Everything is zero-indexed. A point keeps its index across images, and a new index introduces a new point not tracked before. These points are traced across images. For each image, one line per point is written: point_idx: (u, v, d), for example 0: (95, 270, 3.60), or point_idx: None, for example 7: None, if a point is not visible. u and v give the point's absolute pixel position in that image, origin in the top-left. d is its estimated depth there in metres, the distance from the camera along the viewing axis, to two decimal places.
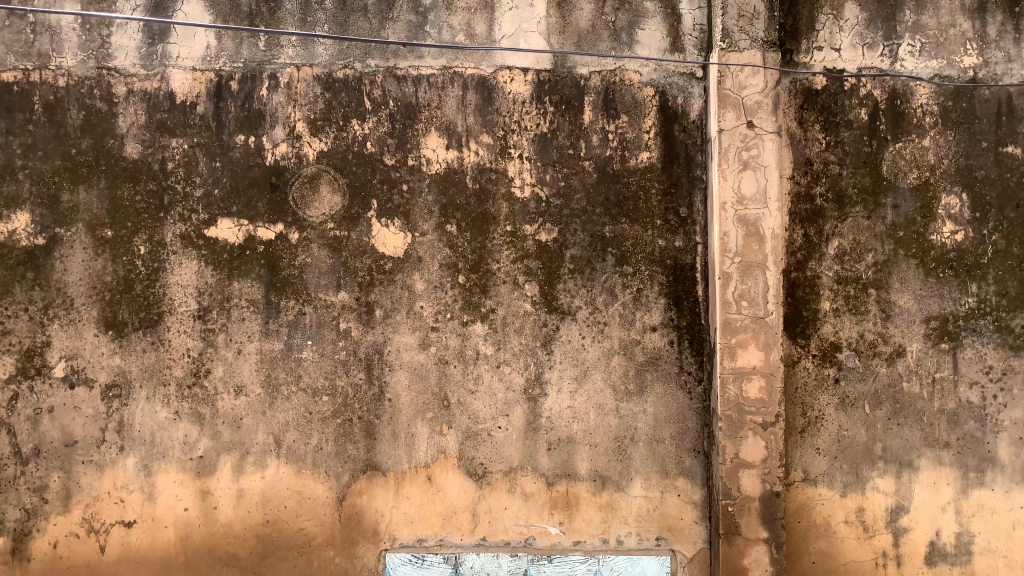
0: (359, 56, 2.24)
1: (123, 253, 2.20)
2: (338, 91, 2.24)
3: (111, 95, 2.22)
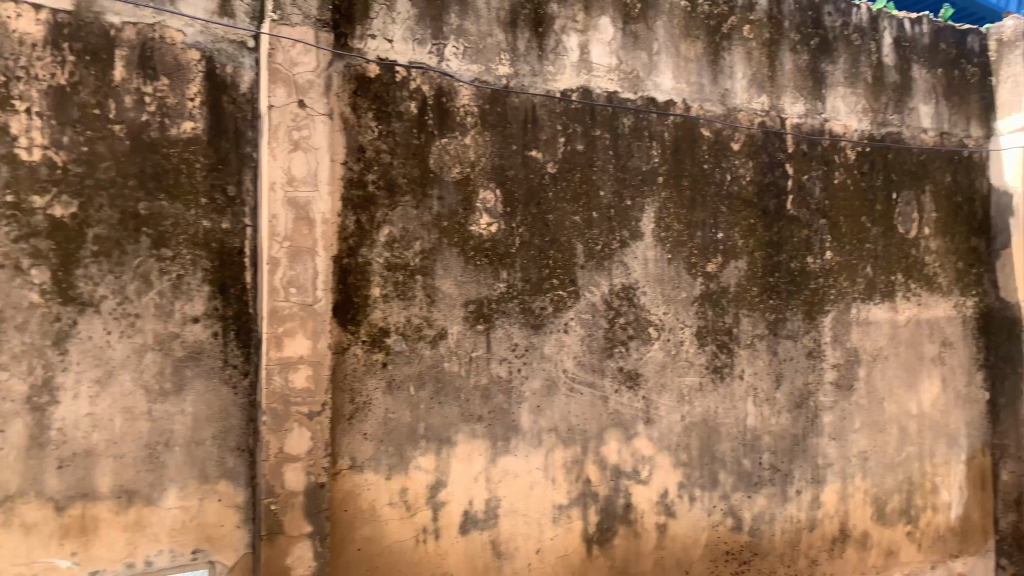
0: (706, 112, 2.78)
1: (564, 231, 2.58)
2: (682, 148, 2.78)
3: (514, 46, 2.54)
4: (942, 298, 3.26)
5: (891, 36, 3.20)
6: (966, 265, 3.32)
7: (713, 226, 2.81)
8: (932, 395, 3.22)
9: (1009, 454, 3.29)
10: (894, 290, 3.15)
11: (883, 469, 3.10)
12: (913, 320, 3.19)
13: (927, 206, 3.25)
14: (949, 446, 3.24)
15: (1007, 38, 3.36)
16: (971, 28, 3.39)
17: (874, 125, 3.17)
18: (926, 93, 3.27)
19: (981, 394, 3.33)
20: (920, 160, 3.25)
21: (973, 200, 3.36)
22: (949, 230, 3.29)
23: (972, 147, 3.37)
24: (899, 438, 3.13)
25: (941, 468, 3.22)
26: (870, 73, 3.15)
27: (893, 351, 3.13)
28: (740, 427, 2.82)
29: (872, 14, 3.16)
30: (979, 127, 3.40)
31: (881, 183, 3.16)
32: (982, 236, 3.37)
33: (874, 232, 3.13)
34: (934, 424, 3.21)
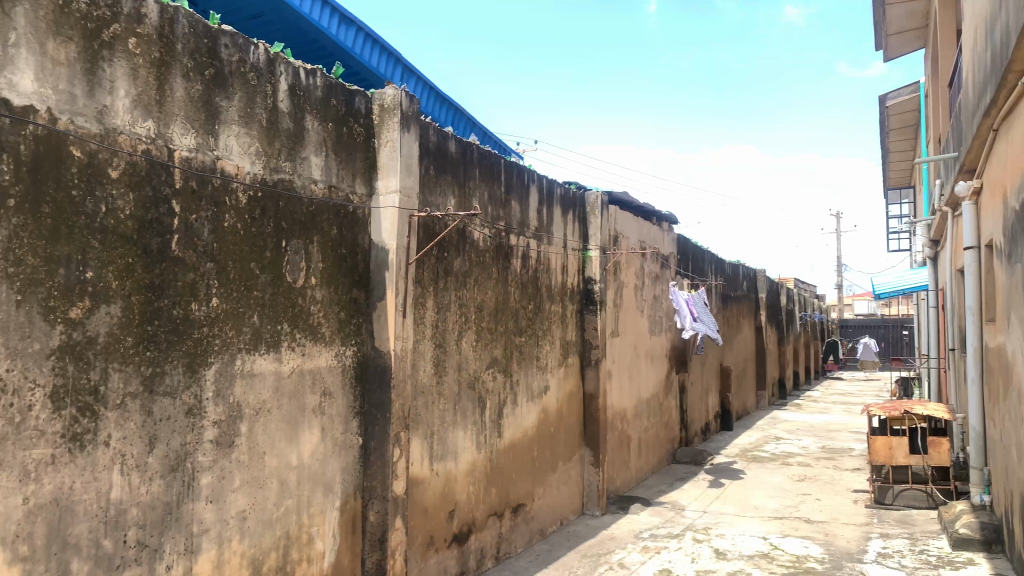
0: (70, 112, 2.32)
1: None
2: (35, 143, 2.22)
3: None
4: (324, 348, 3.33)
5: (286, 82, 3.15)
6: (346, 315, 3.47)
7: (77, 263, 2.33)
8: (311, 446, 3.23)
9: (375, 494, 3.53)
10: (280, 341, 3.09)
11: (261, 527, 2.96)
12: (297, 371, 3.17)
13: (314, 257, 3.29)
14: (325, 494, 3.30)
15: (387, 106, 3.67)
16: (358, 90, 3.59)
17: (266, 170, 3.05)
18: (318, 145, 3.32)
19: (355, 440, 3.50)
20: (309, 211, 3.27)
21: (354, 254, 3.55)
22: (333, 281, 3.40)
23: (357, 204, 3.56)
24: (278, 492, 3.05)
25: (318, 518, 3.24)
26: (264, 116, 3.04)
27: (276, 404, 3.06)
28: (100, 502, 2.37)
29: (269, 56, 3.06)
30: (362, 184, 3.61)
31: (271, 230, 3.06)
32: (360, 288, 3.58)
33: (263, 279, 3.01)
34: (312, 474, 3.23)
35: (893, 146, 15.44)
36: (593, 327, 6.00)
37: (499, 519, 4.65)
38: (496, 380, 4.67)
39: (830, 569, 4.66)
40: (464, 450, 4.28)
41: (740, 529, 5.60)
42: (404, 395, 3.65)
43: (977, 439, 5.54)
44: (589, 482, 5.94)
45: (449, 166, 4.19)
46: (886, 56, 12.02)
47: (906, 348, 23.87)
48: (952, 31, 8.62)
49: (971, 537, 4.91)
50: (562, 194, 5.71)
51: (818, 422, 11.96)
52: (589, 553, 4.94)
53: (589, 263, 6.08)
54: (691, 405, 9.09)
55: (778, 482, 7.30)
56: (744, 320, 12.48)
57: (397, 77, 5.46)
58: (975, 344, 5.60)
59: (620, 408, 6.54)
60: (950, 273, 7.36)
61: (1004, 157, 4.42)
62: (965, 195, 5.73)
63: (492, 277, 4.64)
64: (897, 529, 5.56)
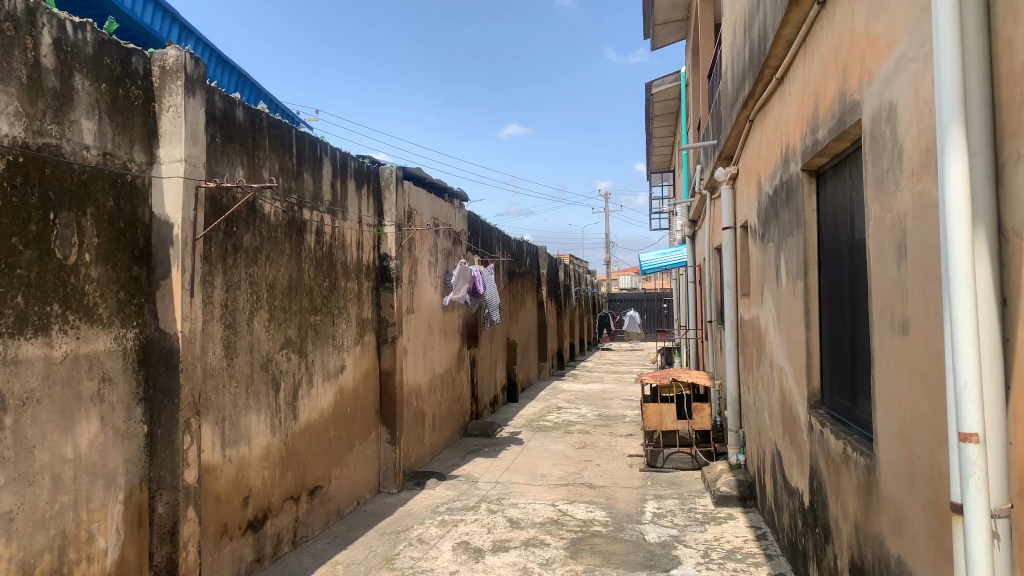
0: None
1: None
2: None
3: None
4: (102, 331, 3.01)
5: (50, 34, 2.77)
6: (126, 296, 3.16)
7: None
8: (89, 437, 2.91)
9: (164, 485, 3.27)
10: (49, 325, 2.74)
11: (32, 527, 2.62)
12: (70, 357, 2.83)
13: (87, 230, 2.94)
14: (106, 488, 2.99)
15: (168, 67, 3.35)
16: (135, 48, 3.26)
17: (28, 133, 2.66)
18: (89, 107, 2.97)
19: (138, 428, 3.21)
20: (80, 179, 2.92)
21: (134, 227, 3.23)
22: (110, 258, 3.07)
23: (136, 171, 3.24)
24: (52, 488, 2.72)
25: (99, 513, 2.94)
26: (24, 71, 2.65)
27: (47, 393, 2.71)
28: None
29: (30, 5, 2.66)
30: (141, 151, 3.28)
31: (35, 200, 2.69)
32: (141, 266, 3.27)
33: (26, 255, 2.64)
34: (91, 467, 2.92)
35: (658, 132, 16.62)
36: (388, 304, 5.94)
37: (295, 503, 4.49)
38: (290, 361, 4.47)
39: (614, 529, 4.98)
40: (258, 434, 4.07)
41: (531, 497, 5.83)
42: (194, 379, 3.39)
43: (733, 403, 6.13)
44: (385, 459, 5.89)
45: (238, 135, 3.91)
46: (652, 46, 12.85)
47: (667, 319, 25.99)
48: (711, 26, 9.37)
49: (730, 493, 5.43)
50: (356, 168, 5.55)
51: (594, 391, 12.70)
52: (388, 531, 4.91)
53: (383, 239, 5.99)
54: (480, 378, 9.29)
55: (562, 449, 7.68)
56: (527, 295, 12.92)
57: (175, 36, 5.07)
58: (732, 315, 6.18)
59: (415, 385, 6.53)
60: (709, 251, 8.07)
61: (760, 146, 4.89)
62: (724, 180, 6.28)
63: (284, 253, 4.42)
64: (669, 489, 6.06)
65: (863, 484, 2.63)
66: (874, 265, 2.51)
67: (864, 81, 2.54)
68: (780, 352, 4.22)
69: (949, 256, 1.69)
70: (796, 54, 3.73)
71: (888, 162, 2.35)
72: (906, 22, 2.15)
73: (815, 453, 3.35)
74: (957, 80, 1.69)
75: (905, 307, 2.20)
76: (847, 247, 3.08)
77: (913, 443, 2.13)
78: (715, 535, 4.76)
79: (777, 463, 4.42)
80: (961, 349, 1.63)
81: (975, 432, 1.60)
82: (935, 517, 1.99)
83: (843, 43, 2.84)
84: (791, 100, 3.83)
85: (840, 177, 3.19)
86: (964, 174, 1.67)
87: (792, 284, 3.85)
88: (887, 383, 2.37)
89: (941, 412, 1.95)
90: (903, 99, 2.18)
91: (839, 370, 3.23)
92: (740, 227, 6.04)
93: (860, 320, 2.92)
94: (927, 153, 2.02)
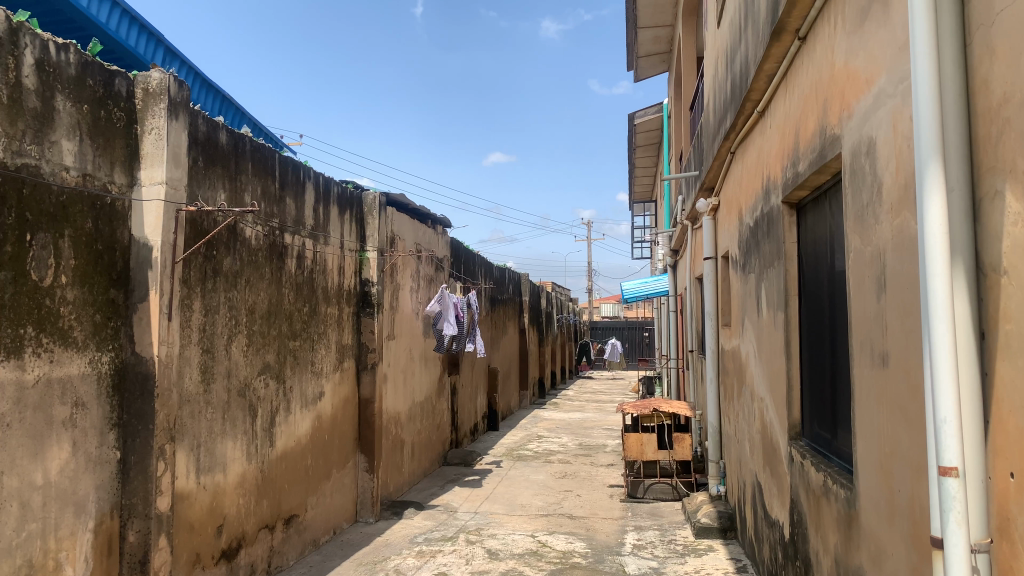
0: None
1: None
2: None
3: None
4: (76, 354, 2.96)
5: (32, 55, 2.76)
6: (102, 318, 3.11)
7: None
8: (59, 463, 2.85)
9: (135, 513, 3.20)
10: (22, 348, 2.69)
11: None
12: (42, 381, 2.78)
13: (64, 252, 2.91)
14: (76, 516, 2.93)
15: (151, 90, 3.34)
16: (118, 70, 3.24)
17: (7, 153, 2.63)
18: (70, 128, 2.94)
19: (111, 454, 3.15)
20: (59, 201, 2.89)
21: (112, 250, 3.19)
22: (86, 280, 3.03)
23: (116, 194, 3.21)
24: (20, 516, 2.65)
25: (67, 542, 2.87)
26: (4, 91, 2.63)
27: (17, 418, 2.66)
28: None
29: (12, 25, 2.64)
30: (122, 174, 3.26)
31: (11, 221, 2.65)
32: (118, 288, 3.23)
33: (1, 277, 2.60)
34: (61, 494, 2.85)
35: (640, 162, 16.76)
36: (369, 330, 5.91)
37: (271, 532, 4.41)
38: (268, 387, 4.42)
39: (594, 560, 4.94)
40: (234, 461, 4.01)
41: (511, 528, 5.77)
42: (169, 404, 3.34)
43: (714, 433, 6.12)
44: (363, 488, 5.82)
45: (219, 158, 3.88)
46: (636, 77, 13.00)
47: (648, 348, 26.02)
48: (694, 59, 9.50)
49: (710, 524, 5.41)
50: (339, 194, 5.54)
51: (575, 419, 12.67)
52: (364, 561, 4.83)
53: (365, 264, 5.98)
54: (461, 406, 9.24)
55: (542, 479, 7.63)
56: (508, 322, 12.89)
57: (160, 59, 5.06)
58: (713, 346, 6.19)
59: (394, 412, 6.47)
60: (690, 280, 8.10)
61: (741, 178, 4.93)
62: (705, 211, 6.33)
63: (264, 277, 4.39)
64: (649, 520, 6.02)
65: (842, 517, 2.63)
66: (854, 297, 2.52)
67: (844, 116, 2.58)
68: (760, 383, 4.23)
69: (927, 290, 1.70)
70: (776, 88, 3.78)
71: (868, 196, 2.37)
72: (884, 59, 2.19)
73: (796, 486, 3.35)
74: (935, 117, 1.71)
75: (885, 340, 2.21)
76: (827, 279, 3.10)
77: (894, 476, 2.13)
78: (695, 567, 4.72)
79: (757, 495, 4.41)
80: (941, 382, 1.63)
81: (955, 466, 1.60)
82: (915, 551, 1.98)
83: (823, 77, 2.88)
84: (772, 132, 3.88)
85: (820, 210, 3.22)
86: (942, 209, 1.69)
87: (773, 315, 3.87)
88: (867, 416, 2.37)
89: (921, 445, 1.95)
90: (882, 133, 2.20)
91: (819, 401, 3.24)
92: (721, 257, 6.07)
93: (839, 352, 2.93)
94: (906, 188, 2.05)
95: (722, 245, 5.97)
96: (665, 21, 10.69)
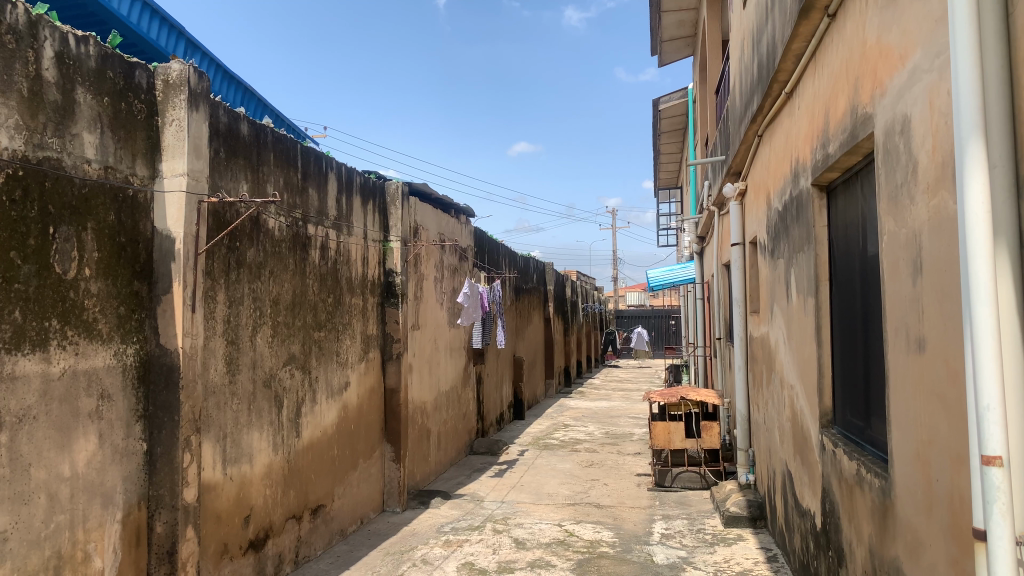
0: None
1: None
2: None
3: None
4: (102, 346, 2.97)
5: (52, 48, 2.75)
6: (126, 310, 3.12)
7: None
8: (86, 455, 2.86)
9: (162, 504, 3.21)
10: (48, 340, 2.70)
11: (26, 548, 2.56)
12: (68, 373, 2.79)
13: (87, 244, 2.91)
14: (103, 507, 2.94)
15: (172, 81, 3.33)
16: (138, 62, 3.23)
17: (28, 146, 2.63)
18: (90, 121, 2.94)
19: (138, 445, 3.16)
20: (82, 194, 2.89)
21: (135, 242, 3.19)
22: (110, 272, 3.03)
23: (137, 186, 3.21)
24: (48, 507, 2.66)
25: (95, 533, 2.88)
26: (25, 84, 2.63)
27: (44, 410, 2.67)
28: None
29: (31, 18, 2.64)
30: (143, 166, 3.26)
31: (34, 214, 2.65)
32: (141, 281, 3.23)
33: (25, 270, 2.61)
34: (88, 485, 2.86)
35: (665, 148, 16.60)
36: (394, 320, 5.90)
37: (298, 521, 4.43)
38: (293, 378, 4.42)
39: (622, 549, 4.90)
40: (260, 452, 4.02)
41: (537, 517, 5.75)
42: (194, 396, 3.34)
43: (743, 422, 6.02)
44: (390, 478, 5.82)
45: (241, 149, 3.88)
46: (660, 62, 12.85)
47: (674, 337, 25.88)
48: (719, 41, 9.37)
49: (740, 513, 5.35)
50: (362, 184, 5.52)
51: (601, 409, 12.61)
52: (392, 551, 4.84)
53: (389, 254, 5.97)
54: (486, 395, 9.22)
55: (568, 468, 7.59)
56: (533, 311, 12.87)
57: (182, 52, 5.09)
58: (742, 333, 6.11)
59: (420, 402, 6.47)
60: (717, 267, 8.02)
61: (769, 162, 4.84)
62: (733, 196, 6.22)
63: (288, 269, 4.39)
64: (677, 509, 5.97)
65: (877, 507, 2.56)
66: (888, 282, 2.45)
67: (876, 94, 2.50)
68: (790, 371, 4.15)
69: (968, 271, 1.63)
70: (805, 68, 3.69)
71: (902, 176, 2.30)
72: (919, 33, 2.11)
73: (828, 475, 3.28)
74: (976, 92, 1.64)
75: (921, 325, 2.14)
76: (859, 263, 3.03)
77: (931, 466, 2.06)
78: (725, 556, 4.67)
79: (787, 484, 4.33)
80: (983, 369, 1.57)
81: (999, 455, 1.54)
82: (954, 543, 1.92)
83: (854, 56, 2.80)
84: (800, 114, 3.80)
85: (851, 192, 3.14)
86: (984, 187, 1.62)
87: (803, 301, 3.80)
88: (903, 404, 2.31)
89: (961, 434, 1.88)
90: (917, 111, 2.13)
91: (851, 389, 3.17)
92: (749, 243, 5.97)
93: (873, 339, 2.86)
94: (943, 167, 1.97)
95: (750, 230, 5.88)
96: (689, 4, 10.53)
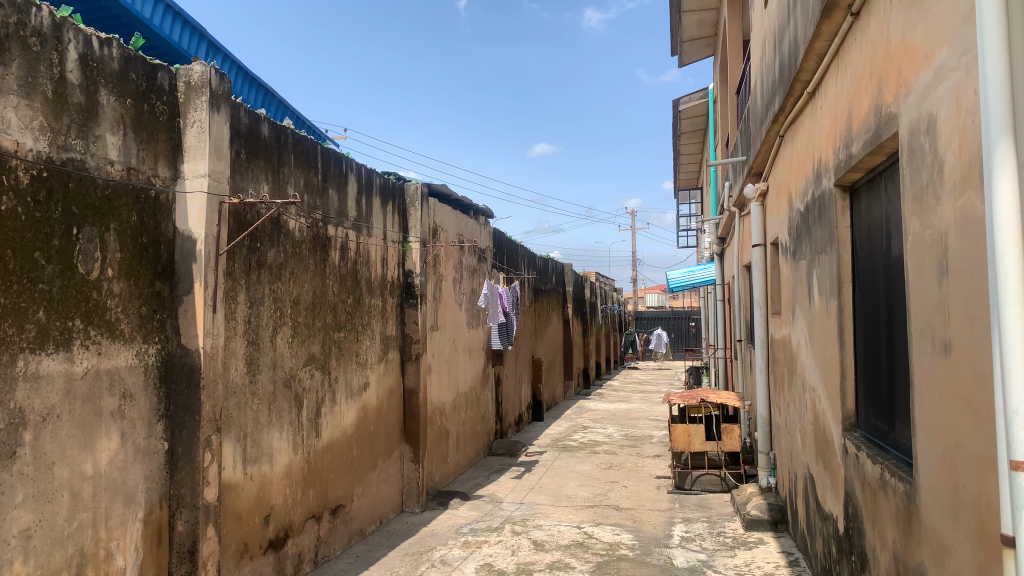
0: None
1: None
2: None
3: None
4: (124, 346, 2.99)
5: (76, 50, 2.78)
6: (148, 310, 3.14)
7: None
8: (109, 453, 2.89)
9: (183, 503, 3.23)
10: (71, 340, 2.72)
11: (50, 545, 2.58)
12: (91, 372, 2.81)
13: (110, 245, 2.94)
14: (125, 505, 2.96)
15: (193, 83, 3.35)
16: (160, 64, 3.26)
17: (53, 147, 2.66)
18: (114, 122, 2.97)
19: (159, 445, 3.18)
20: (104, 195, 2.91)
21: (157, 243, 3.22)
22: (132, 273, 3.06)
23: (159, 187, 3.23)
24: (70, 505, 2.68)
25: (118, 531, 2.90)
26: (49, 86, 2.65)
27: (67, 409, 2.69)
28: None
29: (56, 20, 2.67)
30: (166, 167, 3.28)
31: (58, 215, 2.68)
32: (163, 281, 3.25)
33: (49, 270, 2.63)
34: (110, 484, 2.88)
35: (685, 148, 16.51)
36: (413, 320, 5.91)
37: (317, 521, 4.44)
38: (313, 378, 4.44)
39: (642, 552, 4.87)
40: (280, 452, 4.04)
41: (556, 519, 5.73)
42: (215, 396, 3.36)
43: (764, 424, 5.97)
44: (408, 478, 5.83)
45: (262, 150, 3.89)
46: (680, 62, 12.77)
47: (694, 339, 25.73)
48: (740, 41, 9.29)
49: (761, 517, 5.30)
50: (381, 185, 5.54)
51: (621, 410, 12.54)
52: (411, 551, 4.84)
53: (408, 255, 5.98)
54: (505, 396, 9.20)
55: (587, 470, 7.55)
56: (552, 313, 12.84)
57: (203, 54, 5.12)
58: (763, 335, 6.04)
59: (439, 403, 6.47)
60: (738, 268, 7.95)
61: (791, 161, 4.80)
62: (754, 197, 6.16)
63: (309, 269, 4.40)
64: (697, 512, 5.94)
65: (902, 512, 2.52)
66: (913, 283, 2.42)
67: (902, 93, 2.46)
68: (813, 373, 4.10)
69: (998, 272, 1.60)
70: (828, 67, 3.64)
71: (928, 176, 2.27)
72: (946, 32, 2.08)
73: (851, 478, 3.24)
74: (1005, 88, 1.60)
75: (947, 328, 2.11)
76: (883, 263, 2.99)
77: (957, 471, 2.03)
78: (746, 560, 4.63)
79: (810, 488, 4.28)
80: (1013, 373, 1.53)
81: None
82: (982, 549, 1.89)
83: (878, 54, 2.76)
84: (823, 113, 3.76)
85: (876, 192, 3.10)
86: (1015, 187, 1.59)
87: (826, 303, 3.75)
88: (929, 407, 2.27)
89: (989, 438, 1.85)
90: (944, 110, 2.09)
91: (875, 392, 3.13)
92: (771, 244, 5.91)
93: (897, 341, 2.82)
94: (971, 166, 1.94)
95: (772, 231, 5.82)
96: (710, 4, 10.46)
